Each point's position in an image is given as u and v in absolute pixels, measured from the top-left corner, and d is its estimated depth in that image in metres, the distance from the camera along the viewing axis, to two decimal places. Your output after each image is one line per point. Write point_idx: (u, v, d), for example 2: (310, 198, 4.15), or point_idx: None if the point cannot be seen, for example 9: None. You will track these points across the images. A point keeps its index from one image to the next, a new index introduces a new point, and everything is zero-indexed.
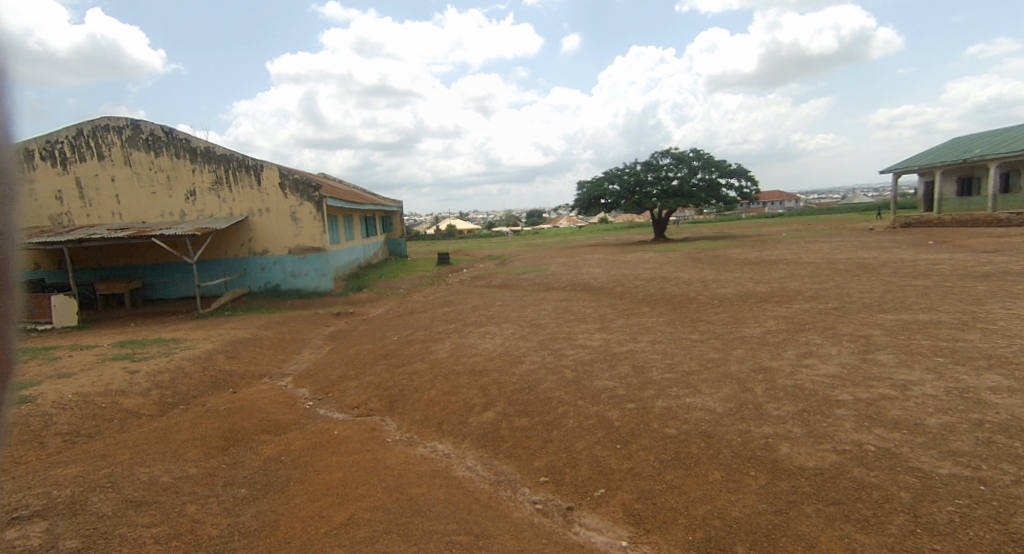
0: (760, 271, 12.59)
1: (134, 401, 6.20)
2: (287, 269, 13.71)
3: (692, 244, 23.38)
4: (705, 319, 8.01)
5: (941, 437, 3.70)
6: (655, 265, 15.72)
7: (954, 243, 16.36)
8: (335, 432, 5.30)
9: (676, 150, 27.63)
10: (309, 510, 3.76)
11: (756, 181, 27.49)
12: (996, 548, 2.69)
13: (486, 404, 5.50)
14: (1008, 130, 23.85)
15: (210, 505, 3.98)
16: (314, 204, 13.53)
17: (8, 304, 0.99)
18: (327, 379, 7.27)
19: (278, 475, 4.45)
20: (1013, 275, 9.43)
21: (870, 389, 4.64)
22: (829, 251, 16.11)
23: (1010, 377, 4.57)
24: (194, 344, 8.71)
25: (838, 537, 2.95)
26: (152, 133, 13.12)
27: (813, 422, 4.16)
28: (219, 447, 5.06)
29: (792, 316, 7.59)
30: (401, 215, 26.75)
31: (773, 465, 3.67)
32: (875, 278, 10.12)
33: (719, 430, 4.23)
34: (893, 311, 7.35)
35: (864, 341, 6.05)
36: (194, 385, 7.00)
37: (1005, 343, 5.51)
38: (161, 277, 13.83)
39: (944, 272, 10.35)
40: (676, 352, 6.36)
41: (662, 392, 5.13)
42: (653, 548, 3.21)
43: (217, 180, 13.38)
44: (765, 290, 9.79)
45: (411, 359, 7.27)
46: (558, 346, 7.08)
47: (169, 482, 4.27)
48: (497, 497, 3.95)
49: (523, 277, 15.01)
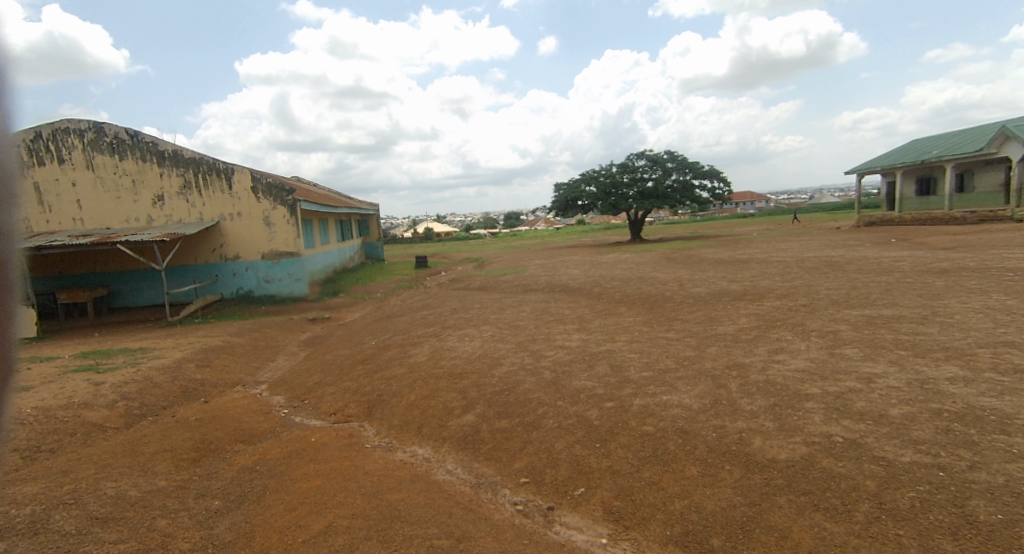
0: (735, 270, 12.88)
1: (99, 414, 6.02)
2: (260, 274, 13.49)
3: (667, 245, 23.48)
4: (681, 318, 8.16)
5: (903, 427, 3.85)
6: (632, 265, 15.94)
7: (914, 241, 16.97)
8: (312, 438, 5.27)
9: (651, 152, 28.11)
10: (286, 520, 3.71)
11: (728, 182, 28.08)
12: (954, 531, 2.82)
13: (465, 406, 5.52)
14: (963, 132, 24.85)
15: (183, 518, 3.91)
16: (287, 208, 13.38)
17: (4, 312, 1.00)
18: (303, 386, 7.18)
19: (253, 485, 4.37)
20: (968, 271, 9.83)
21: (837, 382, 4.81)
22: (799, 249, 16.66)
23: (966, 368, 4.78)
24: (163, 354, 8.49)
25: (808, 527, 3.05)
26: (116, 136, 12.73)
27: (785, 415, 4.29)
28: (190, 459, 4.97)
29: (764, 313, 7.79)
30: (377, 218, 26.58)
31: (747, 459, 3.77)
32: (841, 275, 10.44)
33: (695, 426, 4.33)
34: (858, 306, 7.60)
35: (832, 336, 6.24)
36: (164, 396, 6.84)
37: (961, 335, 5.77)
38: (129, 284, 13.48)
39: (906, 269, 10.73)
40: (653, 351, 6.47)
41: (640, 391, 5.21)
42: (633, 545, 3.27)
43: (185, 184, 13.10)
44: (738, 288, 10.04)
45: (389, 363, 7.26)
46: (537, 348, 7.13)
47: (138, 496, 4.17)
48: (477, 500, 3.96)
49: (501, 279, 15.10)
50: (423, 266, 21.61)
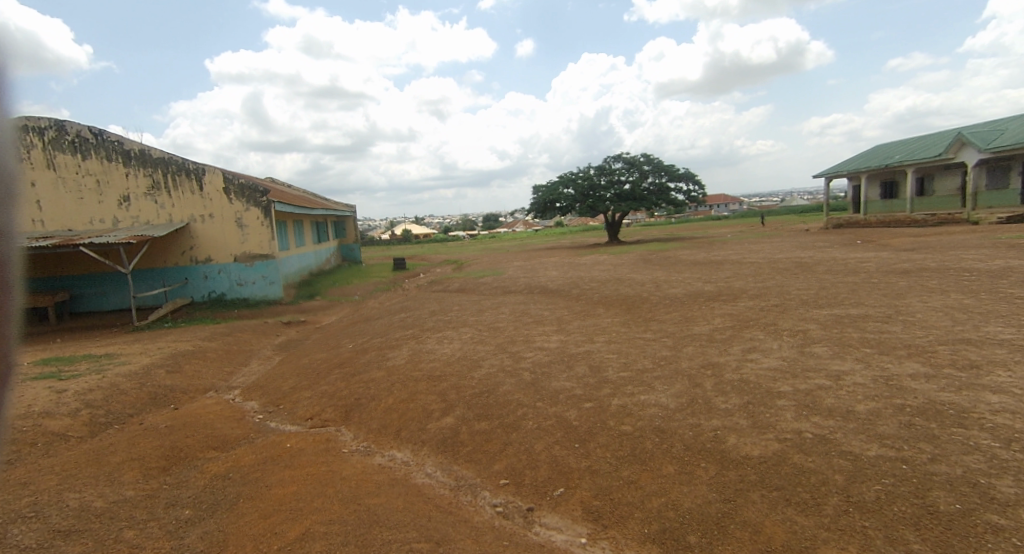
0: (710, 271, 13.12)
1: (62, 423, 5.83)
2: (233, 277, 13.24)
3: (644, 247, 23.77)
4: (658, 318, 8.29)
5: (869, 422, 3.99)
6: (610, 267, 16.12)
7: (879, 242, 17.55)
8: (288, 444, 5.20)
9: (628, 155, 28.45)
10: (260, 528, 3.66)
11: (703, 185, 28.60)
12: (916, 521, 2.93)
13: (445, 409, 5.51)
14: (923, 137, 25.87)
15: (152, 528, 3.82)
16: (261, 210, 13.21)
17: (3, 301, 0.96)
18: (278, 391, 7.07)
19: (227, 493, 4.30)
20: (929, 271, 10.23)
21: (807, 380, 4.95)
22: (771, 250, 17.07)
23: (927, 364, 4.98)
24: (130, 360, 8.25)
25: (780, 521, 3.14)
26: (78, 134, 12.29)
27: (758, 413, 4.40)
28: (160, 467, 4.86)
29: (737, 313, 7.98)
30: (354, 220, 26.29)
31: (722, 456, 3.86)
32: (811, 276, 10.74)
33: (672, 425, 4.41)
34: (827, 306, 7.84)
35: (802, 335, 6.42)
36: (131, 403, 6.65)
37: (922, 333, 6.00)
38: (94, 288, 13.08)
39: (871, 269, 11.12)
40: (631, 352, 6.55)
41: (618, 391, 5.28)
42: (612, 544, 3.32)
43: (153, 185, 12.81)
44: (713, 289, 10.24)
45: (368, 367, 7.20)
46: (517, 349, 7.16)
47: (103, 507, 4.07)
48: (457, 503, 3.97)
49: (480, 281, 15.11)
50: (402, 268, 21.46)
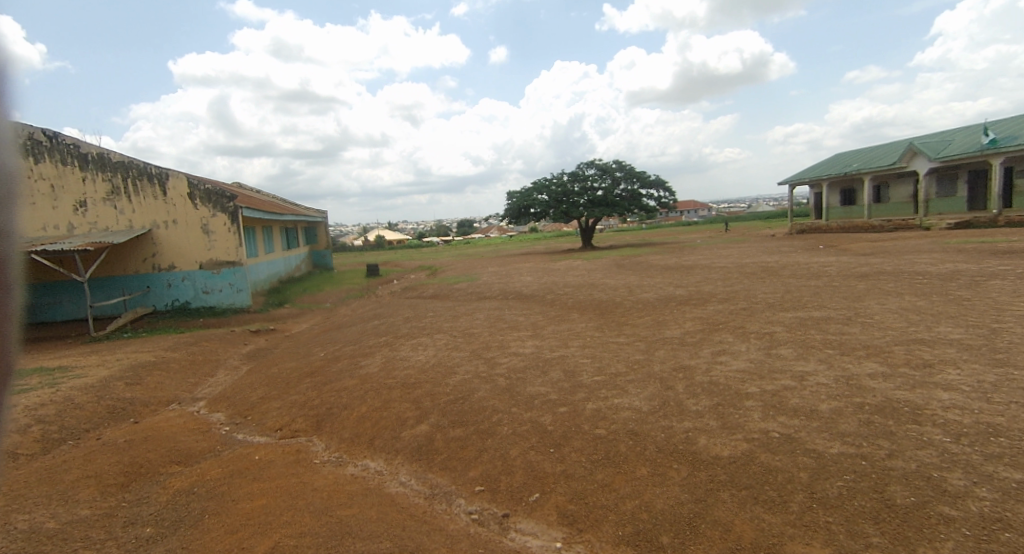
0: (680, 275, 13.39)
1: (12, 440, 5.58)
2: (198, 285, 12.90)
3: (617, 252, 24.10)
4: (630, 323, 8.42)
5: (831, 421, 4.14)
6: (583, 272, 16.28)
7: (841, 247, 18.19)
8: (257, 456, 5.09)
9: (600, 161, 28.78)
10: (226, 543, 3.58)
11: (673, 191, 29.15)
12: (874, 515, 3.06)
13: (419, 417, 5.48)
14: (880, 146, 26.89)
15: (110, 548, 3.69)
16: (228, 215, 12.92)
17: (8, 304, 0.95)
18: (246, 401, 6.90)
19: (191, 508, 4.18)
20: (887, 274, 10.65)
21: (774, 381, 5.10)
22: (739, 255, 17.51)
23: (885, 364, 5.19)
24: (87, 373, 7.94)
25: (748, 519, 3.23)
26: (30, 136, 11.61)
27: (727, 414, 4.51)
28: (119, 484, 4.69)
29: (707, 317, 8.16)
30: (326, 226, 25.90)
31: (693, 457, 3.95)
32: (777, 280, 11.06)
33: (645, 428, 4.49)
34: (791, 309, 8.09)
35: (769, 337, 6.61)
36: (88, 418, 6.40)
37: (881, 334, 6.24)
38: (47, 298, 12.56)
39: (832, 273, 11.52)
40: (604, 356, 6.64)
41: (592, 395, 5.34)
42: (586, 547, 3.35)
43: (113, 190, 12.41)
44: (683, 294, 10.44)
45: (340, 375, 7.09)
46: (492, 355, 7.17)
47: (56, 529, 3.91)
48: (432, 511, 3.95)
49: (454, 287, 15.07)
50: (375, 274, 21.23)
